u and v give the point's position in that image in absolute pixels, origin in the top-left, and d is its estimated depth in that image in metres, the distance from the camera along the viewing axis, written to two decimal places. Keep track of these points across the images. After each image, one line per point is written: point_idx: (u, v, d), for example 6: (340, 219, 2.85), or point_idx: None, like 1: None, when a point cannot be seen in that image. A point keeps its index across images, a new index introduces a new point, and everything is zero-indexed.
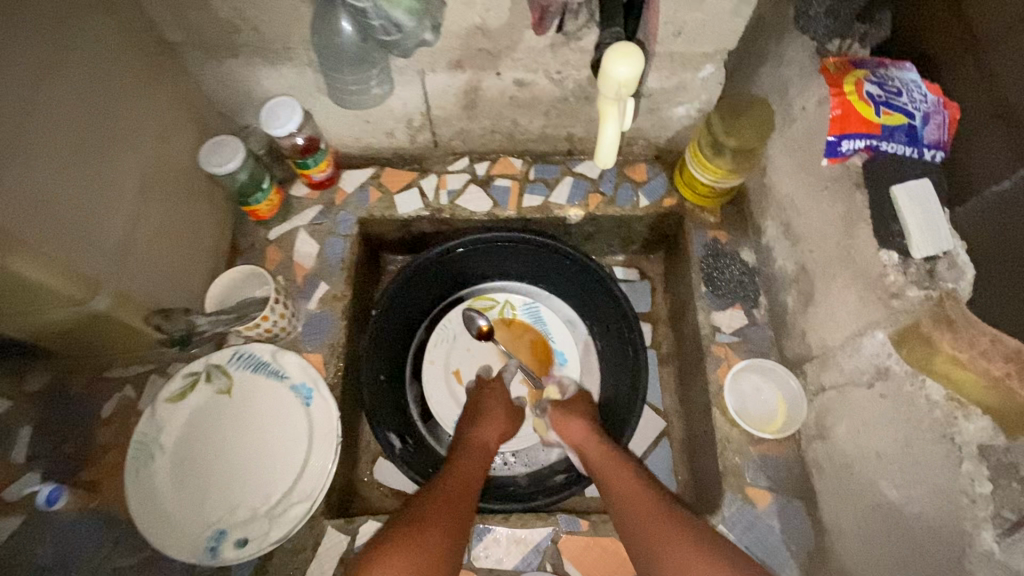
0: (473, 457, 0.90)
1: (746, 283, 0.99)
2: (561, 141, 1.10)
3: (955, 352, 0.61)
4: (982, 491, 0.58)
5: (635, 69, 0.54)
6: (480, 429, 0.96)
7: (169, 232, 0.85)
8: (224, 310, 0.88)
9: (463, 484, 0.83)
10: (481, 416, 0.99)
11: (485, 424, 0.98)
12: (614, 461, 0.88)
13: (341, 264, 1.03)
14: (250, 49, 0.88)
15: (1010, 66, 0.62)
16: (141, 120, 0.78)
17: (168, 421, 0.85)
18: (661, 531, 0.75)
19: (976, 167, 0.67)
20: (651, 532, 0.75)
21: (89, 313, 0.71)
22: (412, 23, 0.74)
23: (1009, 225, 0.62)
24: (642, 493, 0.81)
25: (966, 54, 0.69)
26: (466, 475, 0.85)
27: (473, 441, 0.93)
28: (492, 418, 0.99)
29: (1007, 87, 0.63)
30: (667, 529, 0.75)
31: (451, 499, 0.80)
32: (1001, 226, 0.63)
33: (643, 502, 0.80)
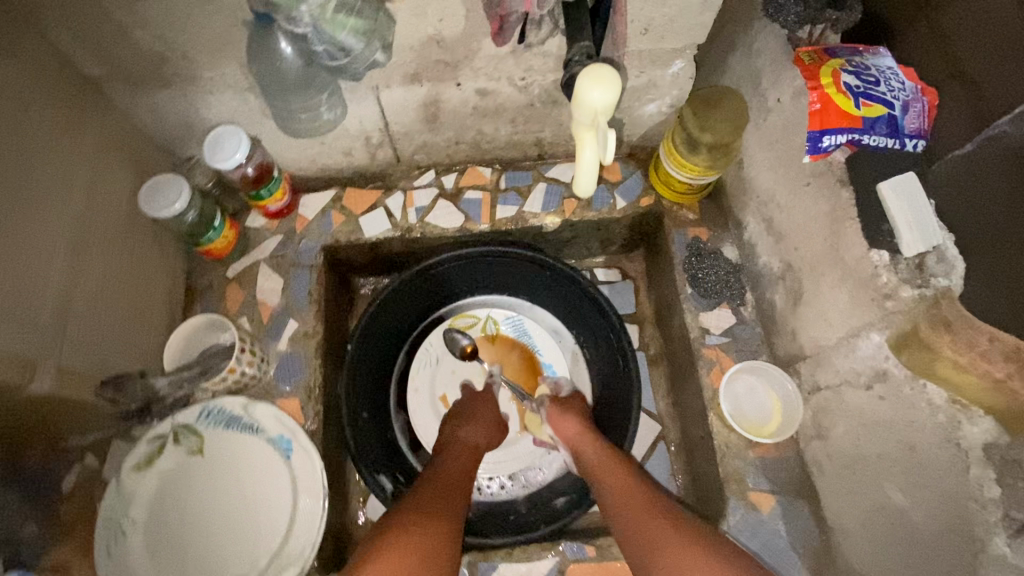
0: (462, 459, 0.88)
1: (731, 281, 0.97)
2: (530, 146, 1.05)
3: (955, 357, 0.59)
4: (992, 495, 0.57)
5: (608, 94, 0.51)
6: (470, 432, 0.94)
7: (113, 289, 0.77)
8: (185, 365, 0.83)
9: (454, 486, 0.81)
10: (471, 420, 0.96)
11: (474, 427, 0.95)
12: (605, 458, 0.87)
13: (309, 298, 0.97)
14: (182, 78, 0.80)
15: (992, 55, 0.60)
16: (62, 172, 0.70)
17: (137, 492, 0.79)
18: (652, 524, 0.73)
19: (956, 161, 0.65)
20: (641, 526, 0.74)
21: (29, 397, 0.64)
22: (361, 45, 0.71)
23: (996, 221, 0.59)
24: (634, 488, 0.80)
25: (938, 42, 0.67)
26: (455, 478, 0.83)
27: (462, 444, 0.91)
28: (481, 421, 0.96)
29: (988, 78, 0.61)
30: (657, 522, 0.73)
31: (444, 499, 0.77)
32: (986, 221, 0.61)
33: (634, 497, 0.79)
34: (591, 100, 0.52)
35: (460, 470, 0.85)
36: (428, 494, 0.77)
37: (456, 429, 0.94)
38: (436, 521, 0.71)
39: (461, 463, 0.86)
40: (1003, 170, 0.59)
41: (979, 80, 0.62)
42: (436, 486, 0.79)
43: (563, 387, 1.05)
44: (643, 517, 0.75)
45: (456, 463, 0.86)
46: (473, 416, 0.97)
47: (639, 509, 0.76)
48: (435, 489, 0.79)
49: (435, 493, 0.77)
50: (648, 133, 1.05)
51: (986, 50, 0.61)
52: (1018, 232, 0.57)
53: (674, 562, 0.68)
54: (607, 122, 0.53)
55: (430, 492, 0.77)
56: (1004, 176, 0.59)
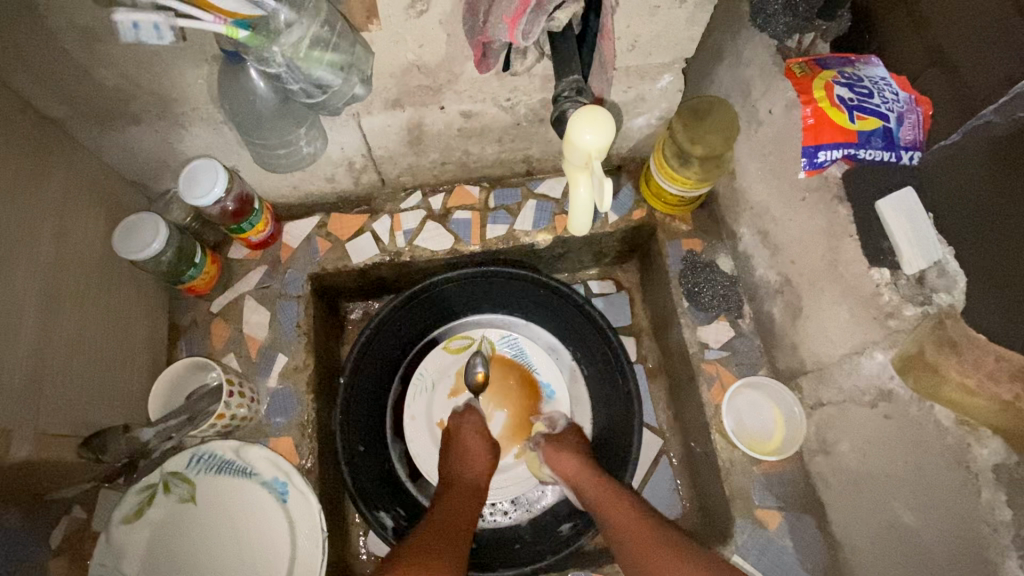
0: (462, 498, 0.88)
1: (727, 293, 0.96)
2: (518, 163, 1.02)
3: (963, 379, 0.58)
4: (1003, 518, 0.56)
5: (597, 138, 0.48)
6: (468, 459, 0.93)
7: (90, 340, 0.74)
8: (171, 413, 0.79)
9: (457, 531, 0.81)
10: (468, 445, 0.95)
11: (471, 453, 0.94)
12: (605, 489, 0.87)
13: (298, 330, 0.94)
14: (152, 114, 0.77)
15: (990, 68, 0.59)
16: (30, 224, 0.67)
17: (128, 546, 0.76)
18: (657, 561, 0.75)
19: (953, 175, 0.63)
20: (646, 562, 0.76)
21: (7, 465, 0.61)
22: (339, 80, 0.68)
23: (995, 241, 0.58)
24: (636, 520, 0.81)
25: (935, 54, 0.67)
26: (457, 521, 0.83)
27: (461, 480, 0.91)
28: (479, 446, 0.95)
29: (985, 91, 0.60)
30: (661, 559, 0.75)
31: (448, 547, 0.78)
32: (986, 241, 0.59)
33: (636, 530, 0.80)
34: (584, 141, 0.49)
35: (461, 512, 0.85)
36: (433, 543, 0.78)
37: (453, 462, 0.93)
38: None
39: (462, 503, 0.87)
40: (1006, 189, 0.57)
41: (978, 91, 0.61)
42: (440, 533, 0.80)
43: (558, 421, 1.02)
44: (647, 552, 0.76)
45: (457, 503, 0.87)
46: (469, 442, 0.96)
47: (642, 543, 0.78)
48: (438, 537, 0.79)
49: (441, 542, 0.78)
50: (637, 145, 1.03)
51: (984, 61, 0.60)
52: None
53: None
54: (600, 164, 0.50)
55: (434, 541, 0.78)
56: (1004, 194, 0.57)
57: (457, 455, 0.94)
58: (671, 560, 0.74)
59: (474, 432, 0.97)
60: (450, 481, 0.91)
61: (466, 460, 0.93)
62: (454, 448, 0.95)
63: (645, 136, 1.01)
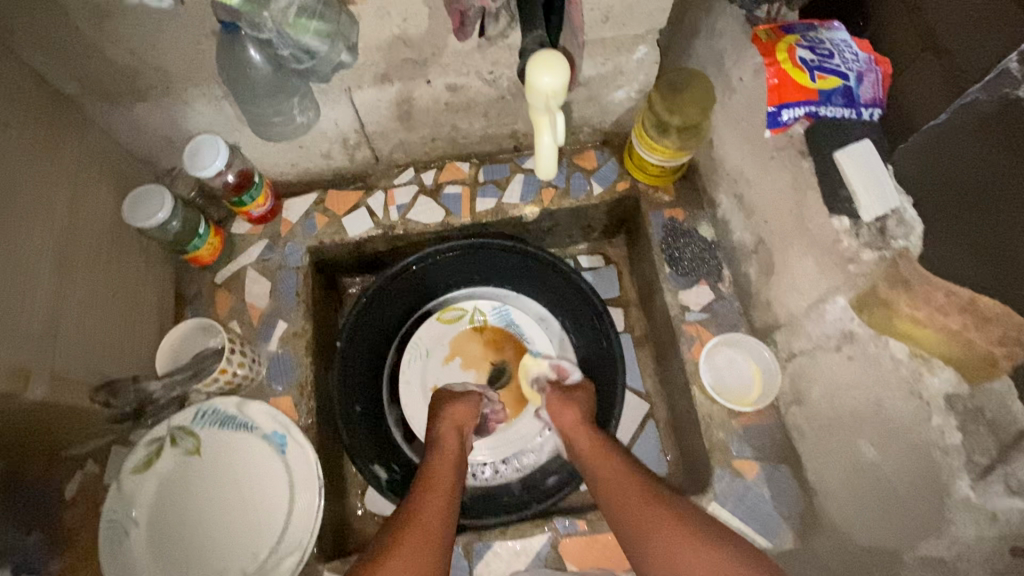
0: (453, 453, 0.88)
1: (707, 258, 0.99)
2: (506, 139, 1.07)
3: (913, 312, 0.63)
4: (953, 441, 0.61)
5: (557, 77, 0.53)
6: (456, 419, 0.94)
7: (100, 300, 0.79)
8: (178, 368, 0.85)
9: (447, 481, 0.81)
10: (456, 407, 0.96)
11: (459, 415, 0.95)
12: (597, 446, 0.89)
13: (296, 299, 0.99)
14: (158, 91, 0.83)
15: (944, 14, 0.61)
16: (45, 186, 0.72)
17: (138, 494, 0.82)
18: (647, 509, 0.76)
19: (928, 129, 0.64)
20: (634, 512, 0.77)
21: (25, 404, 0.66)
22: (326, 47, 0.74)
23: (949, 183, 0.60)
24: (627, 475, 0.82)
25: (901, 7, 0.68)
26: (447, 473, 0.83)
27: (450, 434, 0.91)
28: (469, 409, 0.96)
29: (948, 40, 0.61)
30: (652, 506, 0.76)
31: (438, 498, 0.77)
32: (946, 185, 0.61)
33: (627, 483, 0.80)
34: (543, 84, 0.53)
35: (451, 465, 0.85)
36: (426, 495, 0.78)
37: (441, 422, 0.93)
38: (434, 527, 0.72)
39: (454, 455, 0.87)
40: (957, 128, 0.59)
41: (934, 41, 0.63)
42: (431, 485, 0.80)
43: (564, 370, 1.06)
44: (637, 503, 0.77)
45: (447, 457, 0.86)
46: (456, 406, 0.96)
47: (632, 495, 0.78)
48: (431, 488, 0.79)
49: (432, 494, 0.78)
50: (619, 119, 1.07)
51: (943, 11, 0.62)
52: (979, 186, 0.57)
53: (666, 541, 0.71)
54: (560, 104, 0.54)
55: (429, 492, 0.78)
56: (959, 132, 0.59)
57: (446, 415, 0.94)
58: (659, 506, 0.76)
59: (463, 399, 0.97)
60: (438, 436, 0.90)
61: (454, 421, 0.93)
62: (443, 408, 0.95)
63: (627, 110, 1.05)
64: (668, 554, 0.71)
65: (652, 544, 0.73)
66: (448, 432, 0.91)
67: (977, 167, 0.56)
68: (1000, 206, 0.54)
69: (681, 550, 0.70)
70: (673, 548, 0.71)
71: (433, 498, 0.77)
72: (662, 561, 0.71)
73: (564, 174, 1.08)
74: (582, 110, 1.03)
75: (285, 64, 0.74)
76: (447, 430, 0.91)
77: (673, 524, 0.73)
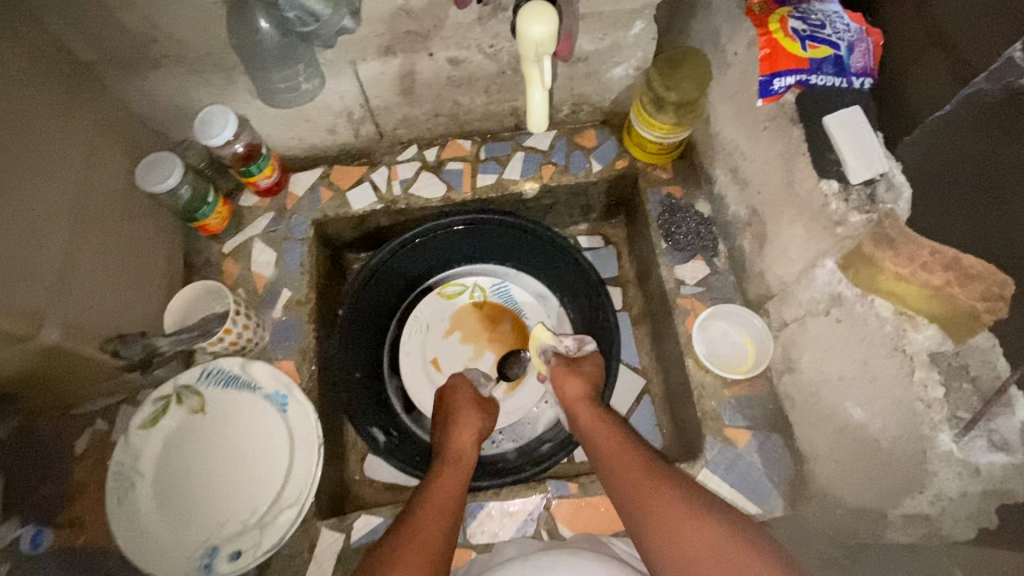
0: (466, 467, 0.85)
1: (703, 233, 1.00)
2: (507, 117, 1.09)
3: (897, 270, 0.64)
4: (936, 396, 0.62)
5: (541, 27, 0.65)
6: (472, 429, 0.92)
7: (111, 259, 0.82)
8: (184, 328, 0.87)
9: (452, 494, 0.79)
10: (470, 418, 0.93)
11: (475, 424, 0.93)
12: (602, 421, 0.87)
13: (301, 269, 1.01)
14: (171, 59, 0.86)
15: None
16: (62, 145, 0.75)
17: (143, 448, 0.84)
18: (659, 496, 0.72)
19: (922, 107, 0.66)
20: (645, 499, 0.73)
21: (38, 348, 0.69)
22: (328, 9, 0.78)
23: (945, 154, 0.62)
24: (639, 461, 0.78)
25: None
26: (453, 484, 0.81)
27: (464, 444, 0.89)
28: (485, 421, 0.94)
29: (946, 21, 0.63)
30: (664, 493, 0.73)
31: (440, 511, 0.76)
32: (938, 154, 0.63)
33: (638, 473, 0.76)
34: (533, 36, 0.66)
35: (459, 476, 0.83)
36: (426, 506, 0.76)
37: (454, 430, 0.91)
38: (432, 545, 0.71)
39: (462, 466, 0.85)
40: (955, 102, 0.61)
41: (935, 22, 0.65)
42: (434, 495, 0.78)
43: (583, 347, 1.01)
44: (648, 490, 0.74)
45: (458, 469, 0.84)
46: (469, 416, 0.94)
47: (643, 483, 0.75)
48: (433, 500, 0.77)
49: (433, 504, 0.77)
50: (619, 97, 1.09)
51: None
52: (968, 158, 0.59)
53: (675, 530, 0.69)
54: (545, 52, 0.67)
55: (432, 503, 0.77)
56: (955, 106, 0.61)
57: (462, 423, 0.92)
58: (671, 493, 0.73)
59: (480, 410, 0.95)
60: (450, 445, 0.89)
61: (470, 431, 0.91)
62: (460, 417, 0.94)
63: (626, 87, 1.06)
64: (676, 544, 0.68)
65: (661, 532, 0.70)
66: (459, 441, 0.89)
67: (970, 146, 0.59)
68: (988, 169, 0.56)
69: (687, 532, 0.68)
70: (679, 529, 0.69)
71: (432, 509, 0.76)
72: (669, 548, 0.68)
73: (564, 152, 1.10)
74: (581, 87, 1.05)
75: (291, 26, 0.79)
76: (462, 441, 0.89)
77: (681, 509, 0.71)
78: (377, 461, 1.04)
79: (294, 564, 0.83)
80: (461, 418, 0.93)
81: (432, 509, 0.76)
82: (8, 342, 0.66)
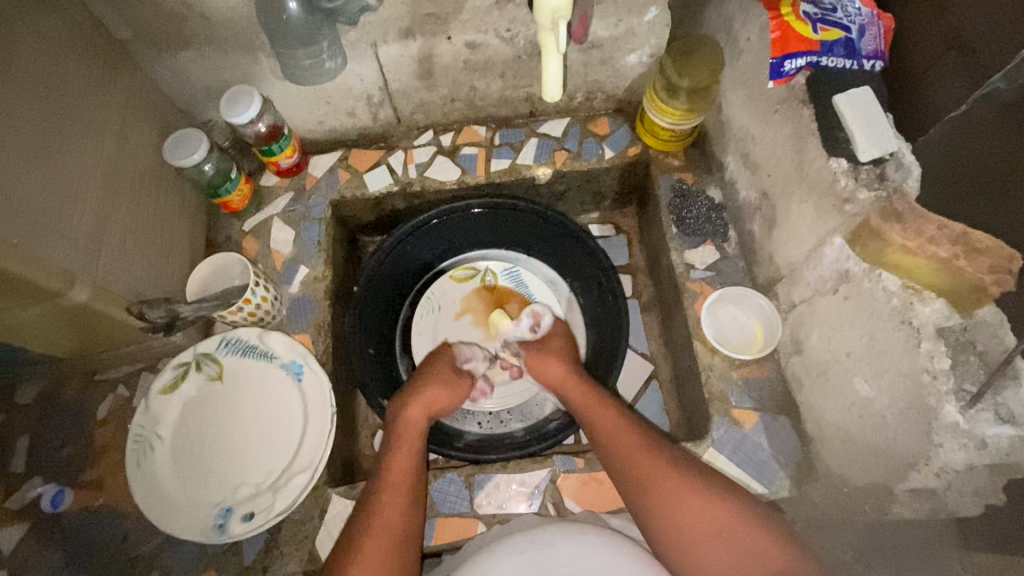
0: (418, 440, 0.83)
1: (713, 218, 1.01)
2: (522, 103, 1.12)
3: (904, 242, 0.64)
4: (942, 367, 0.62)
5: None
6: (427, 401, 0.87)
7: (139, 227, 0.85)
8: (206, 298, 0.89)
9: (409, 482, 0.77)
10: (431, 390, 0.89)
11: (433, 398, 0.88)
12: (591, 396, 0.86)
13: (319, 247, 1.04)
14: (200, 39, 0.90)
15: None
16: (98, 116, 0.79)
17: (163, 412, 0.86)
18: (656, 480, 0.72)
19: (939, 101, 0.67)
20: (642, 485, 0.73)
21: (68, 305, 0.72)
22: None
23: (954, 149, 0.64)
24: (625, 442, 0.77)
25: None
26: (408, 468, 0.78)
27: (418, 420, 0.85)
28: (444, 394, 0.90)
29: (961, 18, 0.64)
30: (661, 476, 0.72)
31: (399, 493, 0.76)
32: (951, 147, 0.65)
33: (630, 454, 0.76)
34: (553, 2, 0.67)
35: (415, 454, 0.80)
36: (385, 498, 0.75)
37: (405, 405, 0.87)
38: (395, 534, 0.72)
39: (416, 441, 0.82)
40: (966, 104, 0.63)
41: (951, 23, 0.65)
42: (392, 484, 0.77)
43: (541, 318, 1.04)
44: (638, 474, 0.74)
45: (411, 447, 0.81)
46: (430, 388, 0.89)
47: (637, 468, 0.74)
48: (393, 491, 0.76)
49: (388, 495, 0.75)
50: (632, 85, 1.10)
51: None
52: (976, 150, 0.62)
53: (673, 512, 0.70)
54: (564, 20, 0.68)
55: (393, 484, 0.77)
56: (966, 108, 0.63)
57: (416, 396, 0.87)
58: (665, 473, 0.72)
59: (437, 381, 0.91)
60: (403, 422, 0.85)
61: (423, 405, 0.87)
62: (414, 389, 0.89)
63: (639, 75, 1.08)
64: (676, 525, 0.69)
65: (664, 520, 0.70)
66: (416, 413, 0.86)
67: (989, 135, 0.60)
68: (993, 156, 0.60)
69: (692, 514, 0.69)
70: (685, 510, 0.69)
71: (391, 503, 0.75)
72: (673, 534, 0.69)
73: (577, 139, 1.12)
74: (595, 74, 1.07)
75: (317, 3, 0.85)
76: (415, 415, 0.86)
77: (683, 488, 0.71)
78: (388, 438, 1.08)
79: (304, 529, 0.85)
80: (414, 392, 0.88)
81: (392, 501, 0.75)
82: (42, 296, 0.69)
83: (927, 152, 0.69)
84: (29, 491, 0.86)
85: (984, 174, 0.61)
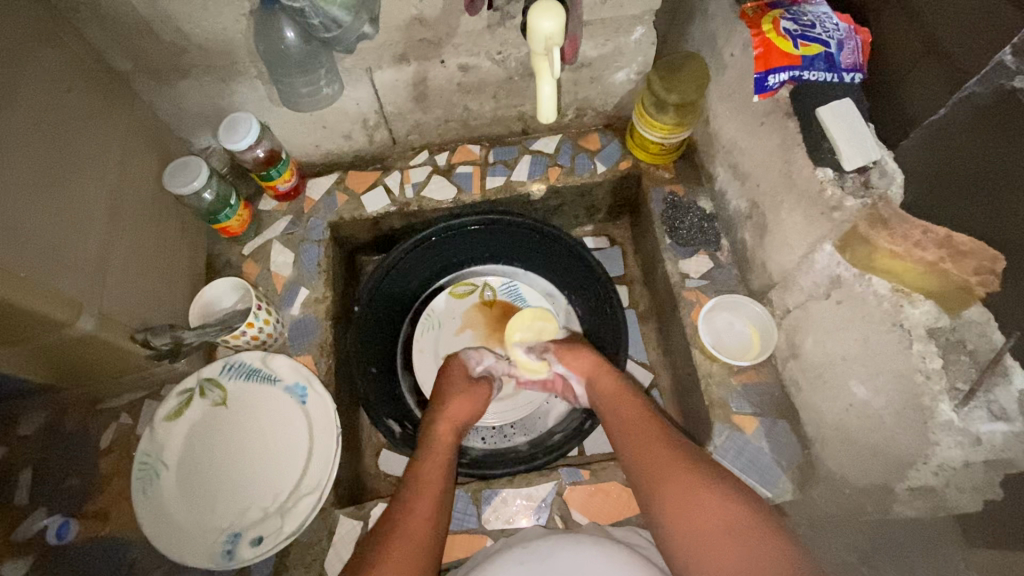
0: (445, 453, 0.85)
1: (706, 228, 1.03)
2: (514, 122, 1.14)
3: (892, 247, 0.67)
4: (935, 366, 0.65)
5: (556, 23, 0.70)
6: (454, 417, 0.91)
7: (141, 254, 0.86)
8: (209, 323, 0.90)
9: (437, 490, 0.78)
10: (453, 403, 0.93)
11: (456, 411, 0.92)
12: (615, 396, 0.89)
13: (318, 269, 1.05)
14: (199, 69, 0.92)
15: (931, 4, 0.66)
16: (100, 147, 0.81)
17: (169, 439, 0.87)
18: (671, 480, 0.73)
19: (915, 102, 0.69)
20: (655, 475, 0.75)
21: (75, 335, 0.73)
22: (349, 17, 0.83)
23: (938, 151, 0.66)
24: (644, 441, 0.79)
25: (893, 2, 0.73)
26: (436, 478, 0.80)
27: (446, 434, 0.88)
28: (468, 406, 0.93)
29: (932, 24, 0.66)
30: (673, 473, 0.74)
31: (427, 501, 0.77)
32: (936, 155, 0.66)
33: (647, 451, 0.78)
34: (544, 29, 0.71)
35: (442, 466, 0.82)
36: (413, 505, 0.76)
37: (435, 420, 0.90)
38: (421, 540, 0.73)
39: (444, 455, 0.84)
40: (947, 106, 0.64)
41: (923, 31, 0.68)
42: (420, 492, 0.78)
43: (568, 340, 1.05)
44: (658, 468, 0.75)
45: (440, 458, 0.83)
46: (455, 402, 0.93)
47: (656, 465, 0.76)
48: (418, 498, 0.77)
49: (417, 503, 0.76)
50: (621, 102, 1.14)
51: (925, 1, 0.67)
52: (962, 153, 0.63)
53: (689, 514, 0.70)
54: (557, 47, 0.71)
55: (418, 493, 0.77)
56: (948, 110, 0.64)
57: (442, 413, 0.91)
58: (679, 472, 0.74)
59: (459, 395, 0.94)
60: (432, 435, 0.88)
61: (450, 419, 0.90)
62: (440, 406, 0.93)
63: (627, 91, 1.12)
64: (684, 524, 0.70)
65: (676, 520, 0.71)
66: (443, 429, 0.89)
67: (967, 139, 0.62)
68: (967, 164, 0.62)
69: (699, 517, 0.69)
70: (687, 507, 0.71)
71: (419, 509, 0.76)
72: (676, 536, 0.70)
73: (569, 154, 1.15)
74: (585, 92, 1.10)
75: (314, 33, 0.83)
76: (443, 431, 0.89)
77: (692, 488, 0.72)
78: (392, 454, 1.08)
79: (313, 551, 0.85)
80: (440, 408, 0.92)
81: (419, 510, 0.76)
82: (50, 327, 0.70)
83: (906, 156, 0.71)
84: (29, 526, 0.84)
85: (955, 172, 0.63)
